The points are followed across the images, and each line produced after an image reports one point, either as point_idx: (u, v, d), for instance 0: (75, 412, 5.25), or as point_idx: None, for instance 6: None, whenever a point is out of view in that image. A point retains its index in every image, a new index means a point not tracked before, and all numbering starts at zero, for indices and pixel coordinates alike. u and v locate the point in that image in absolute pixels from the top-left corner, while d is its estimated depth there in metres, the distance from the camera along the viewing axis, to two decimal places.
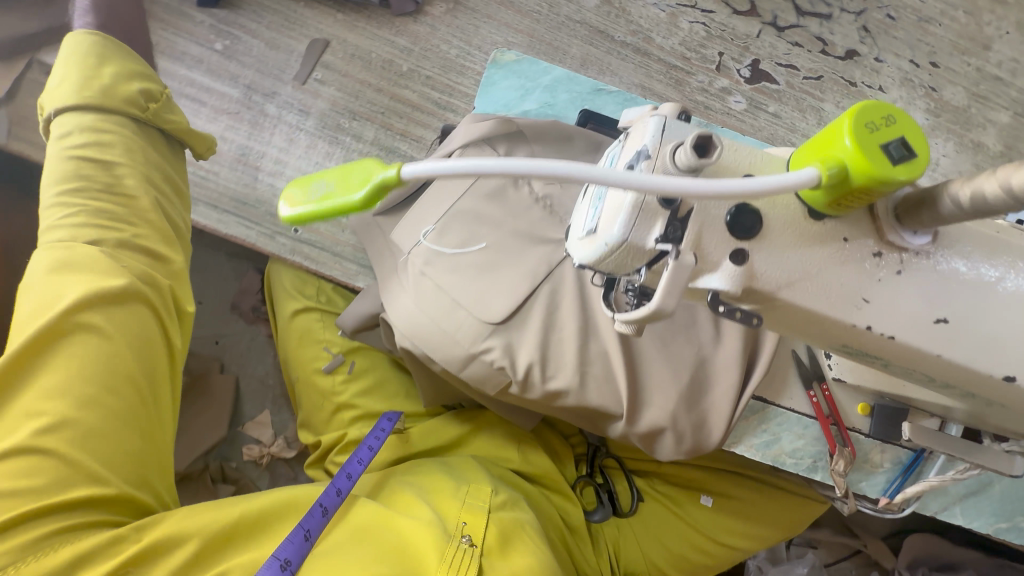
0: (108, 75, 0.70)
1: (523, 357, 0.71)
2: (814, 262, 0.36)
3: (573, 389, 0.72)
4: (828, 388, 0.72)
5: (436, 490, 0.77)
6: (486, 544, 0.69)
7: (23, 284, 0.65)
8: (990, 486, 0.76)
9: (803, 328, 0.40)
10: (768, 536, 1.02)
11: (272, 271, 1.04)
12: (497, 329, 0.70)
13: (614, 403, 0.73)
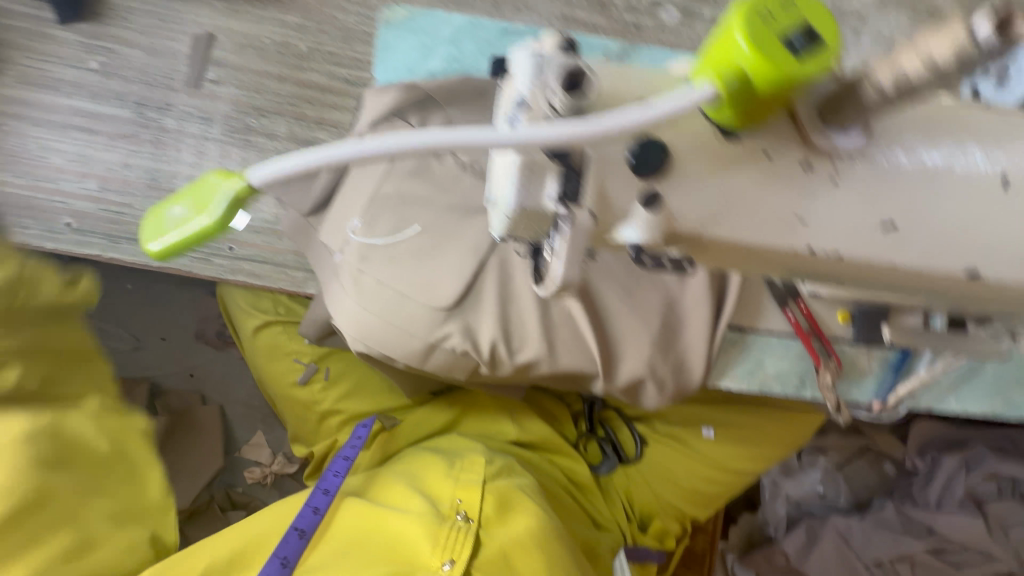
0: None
1: (484, 336, 0.68)
2: (735, 189, 0.32)
3: (543, 358, 0.69)
4: (804, 304, 0.69)
5: (426, 473, 0.78)
6: (485, 514, 0.71)
7: None
8: (981, 369, 0.74)
9: (742, 263, 0.36)
10: (774, 454, 1.02)
11: (224, 291, 0.99)
12: (451, 312, 0.66)
13: (588, 363, 0.70)
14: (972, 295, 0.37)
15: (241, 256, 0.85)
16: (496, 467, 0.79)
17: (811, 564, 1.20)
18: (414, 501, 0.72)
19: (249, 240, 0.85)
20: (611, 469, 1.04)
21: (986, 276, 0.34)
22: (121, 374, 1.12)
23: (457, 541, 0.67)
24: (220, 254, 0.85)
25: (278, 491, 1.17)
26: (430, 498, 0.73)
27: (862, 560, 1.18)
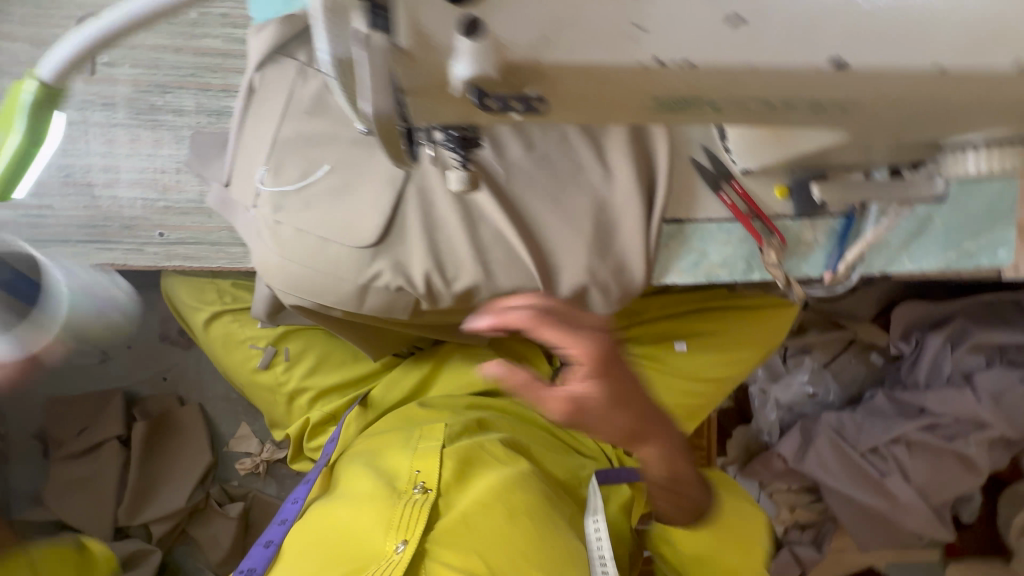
0: None
1: (416, 268, 0.66)
2: (561, 7, 0.31)
3: (481, 281, 0.67)
4: (738, 184, 0.68)
5: (385, 453, 0.82)
6: (443, 481, 0.76)
7: None
8: (930, 221, 0.73)
9: (600, 100, 0.35)
10: (752, 359, 1.00)
11: (165, 284, 0.94)
12: (377, 250, 0.64)
13: (528, 280, 0.68)
14: (851, 98, 0.36)
15: (173, 240, 0.83)
16: (454, 433, 0.84)
17: (810, 465, 1.21)
18: (373, 483, 0.76)
19: (178, 223, 0.83)
20: None
21: (850, 63, 0.33)
22: (94, 388, 1.12)
23: (415, 514, 0.71)
24: (150, 242, 0.83)
25: (273, 478, 1.18)
26: (389, 476, 0.77)
27: (856, 449, 1.20)
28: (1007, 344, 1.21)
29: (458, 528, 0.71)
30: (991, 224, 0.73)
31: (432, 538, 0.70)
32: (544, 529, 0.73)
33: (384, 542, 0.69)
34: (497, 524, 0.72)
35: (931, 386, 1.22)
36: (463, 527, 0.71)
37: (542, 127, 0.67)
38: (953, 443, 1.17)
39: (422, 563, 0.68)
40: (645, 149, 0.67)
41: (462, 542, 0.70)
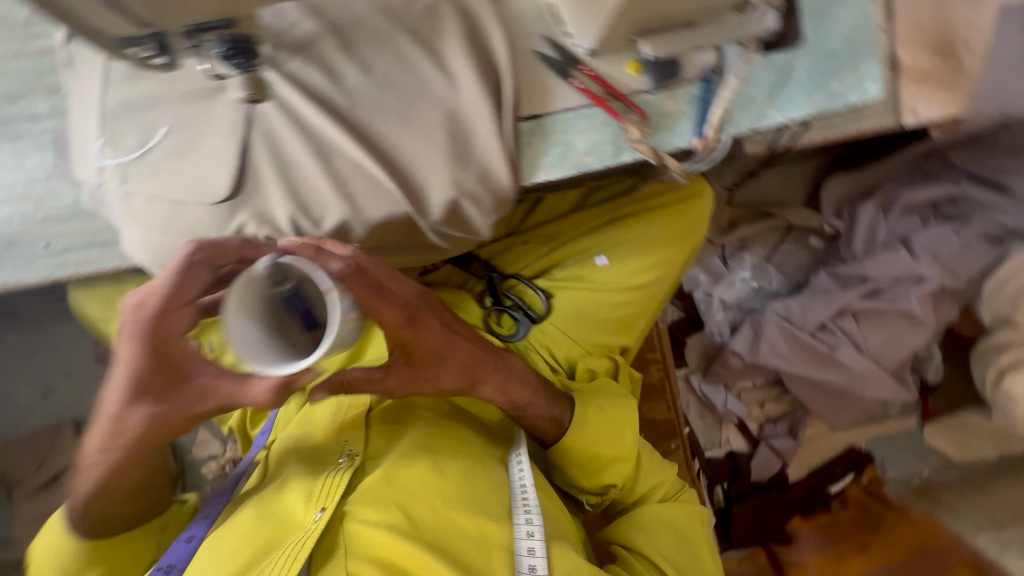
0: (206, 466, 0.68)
1: (281, 214, 0.65)
2: None
3: (350, 216, 0.67)
4: (588, 68, 0.68)
5: (311, 425, 0.80)
6: (369, 445, 0.75)
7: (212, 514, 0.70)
8: (790, 70, 0.72)
9: None
10: (673, 256, 1.02)
11: (76, 300, 0.92)
12: (235, 204, 0.64)
13: (396, 206, 0.68)
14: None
15: (60, 249, 0.82)
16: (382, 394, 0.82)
17: (762, 352, 1.23)
18: (293, 462, 0.74)
19: (62, 231, 0.82)
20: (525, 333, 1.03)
21: None
22: (42, 424, 1.11)
23: (335, 480, 0.69)
24: (38, 255, 0.82)
25: None
26: (311, 448, 0.75)
27: (805, 329, 1.21)
28: (939, 199, 1.25)
29: (380, 487, 0.70)
30: (855, 60, 0.73)
31: (351, 503, 0.68)
32: (472, 476, 0.74)
33: (303, 514, 0.68)
34: (422, 477, 0.71)
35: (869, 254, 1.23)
36: (384, 483, 0.70)
37: (376, 46, 0.65)
38: (896, 303, 1.18)
39: (343, 526, 0.67)
40: (484, 50, 0.66)
41: (383, 499, 0.69)
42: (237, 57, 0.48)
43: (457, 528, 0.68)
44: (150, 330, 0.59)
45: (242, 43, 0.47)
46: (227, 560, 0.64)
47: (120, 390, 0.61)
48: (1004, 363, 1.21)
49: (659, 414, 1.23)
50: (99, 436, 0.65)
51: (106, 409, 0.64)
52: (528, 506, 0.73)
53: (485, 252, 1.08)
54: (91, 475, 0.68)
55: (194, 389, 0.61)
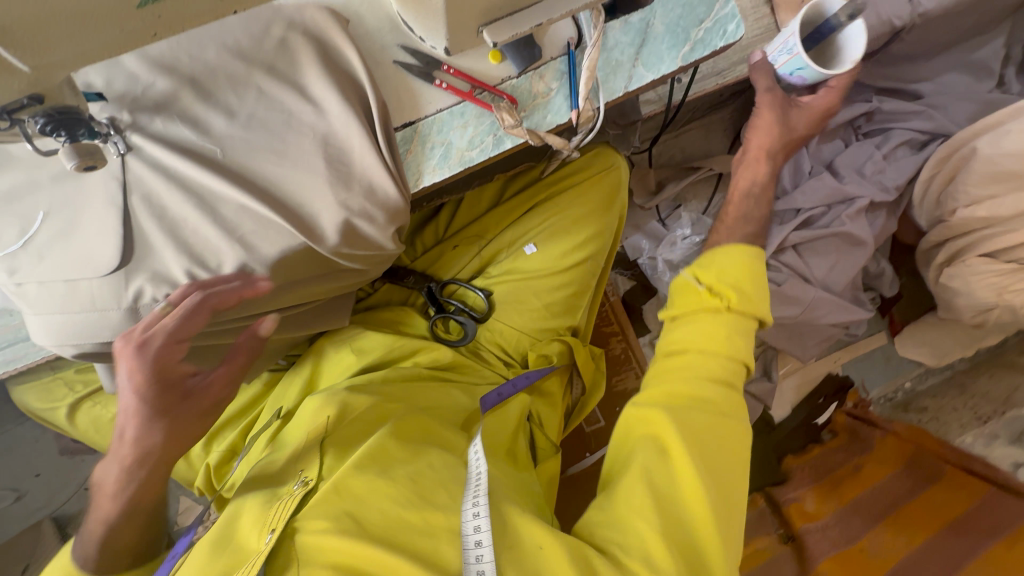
0: (263, 509, 0.68)
1: (176, 272, 0.66)
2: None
3: (247, 259, 0.68)
4: (450, 66, 0.69)
5: (272, 461, 0.79)
6: (323, 468, 0.74)
7: (223, 537, 0.66)
8: (651, 28, 0.74)
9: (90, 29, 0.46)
10: (600, 231, 1.03)
11: (20, 398, 0.93)
12: (128, 271, 0.64)
13: (290, 239, 0.68)
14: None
15: None
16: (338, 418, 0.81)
17: None
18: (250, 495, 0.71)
19: None
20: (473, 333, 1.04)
21: None
22: (20, 527, 1.10)
23: (288, 504, 0.67)
24: None
25: None
26: (271, 483, 0.74)
27: None
28: (856, 119, 1.27)
29: (330, 495, 0.67)
30: (711, 4, 0.74)
31: (301, 520, 0.65)
32: (425, 474, 0.70)
33: (253, 543, 0.64)
34: (372, 482, 0.68)
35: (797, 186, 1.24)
36: (334, 494, 0.67)
37: (235, 89, 0.66)
38: (831, 227, 1.20)
39: (293, 544, 0.63)
40: (343, 70, 0.67)
41: (333, 509, 0.65)
42: (60, 129, 0.52)
43: (410, 524, 0.65)
44: (148, 361, 0.61)
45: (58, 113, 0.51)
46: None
47: (132, 427, 0.62)
48: (942, 260, 1.24)
49: (629, 384, 1.24)
50: (124, 464, 0.64)
51: (117, 446, 0.65)
52: (478, 490, 0.67)
53: (420, 265, 1.10)
54: (111, 498, 0.66)
55: (204, 400, 0.64)
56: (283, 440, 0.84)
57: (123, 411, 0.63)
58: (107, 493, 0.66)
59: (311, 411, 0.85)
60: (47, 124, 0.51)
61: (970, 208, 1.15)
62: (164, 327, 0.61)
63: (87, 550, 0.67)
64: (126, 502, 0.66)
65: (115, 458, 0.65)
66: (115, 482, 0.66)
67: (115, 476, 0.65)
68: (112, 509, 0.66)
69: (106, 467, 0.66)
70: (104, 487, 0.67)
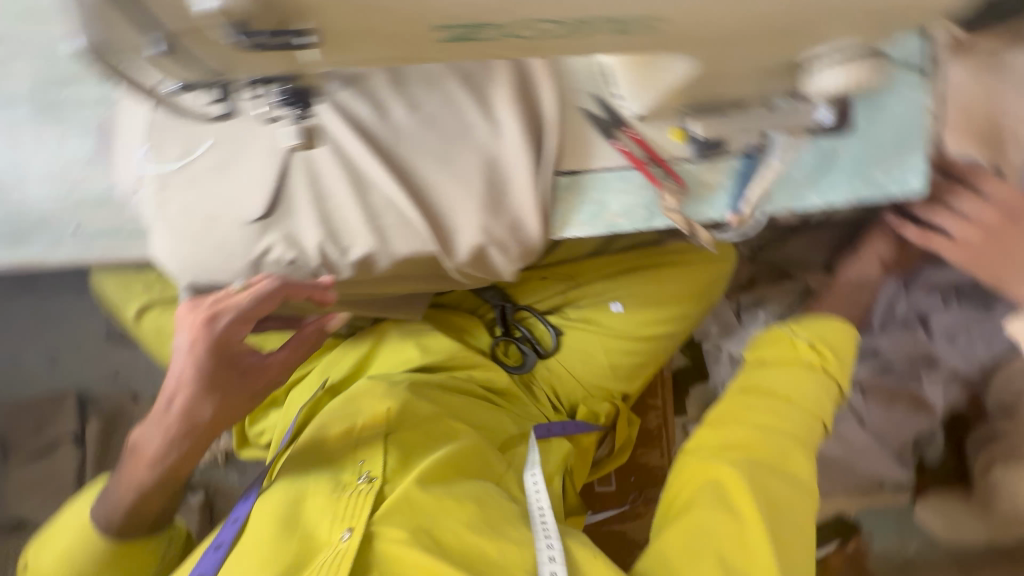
0: (329, 494, 0.73)
1: (308, 241, 0.66)
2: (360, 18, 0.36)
3: (377, 248, 0.67)
4: (634, 130, 0.68)
5: (328, 438, 0.80)
6: (388, 468, 0.76)
7: (288, 514, 0.70)
8: (835, 156, 0.72)
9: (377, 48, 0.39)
10: (688, 313, 1.01)
11: (98, 282, 0.94)
12: (268, 228, 0.65)
13: (423, 243, 0.68)
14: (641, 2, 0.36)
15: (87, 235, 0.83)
16: (399, 415, 0.83)
17: None
18: (316, 479, 0.74)
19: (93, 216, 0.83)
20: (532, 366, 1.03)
21: None
22: (45, 391, 1.12)
23: (357, 500, 0.71)
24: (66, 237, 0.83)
25: (234, 467, 1.21)
26: (333, 469, 0.76)
27: None
28: (964, 283, 1.18)
29: (401, 504, 0.71)
30: (904, 148, 0.72)
31: (377, 524, 0.68)
32: (489, 505, 0.74)
33: (326, 536, 0.68)
34: (445, 503, 0.71)
35: (884, 328, 1.23)
36: (407, 508, 0.70)
37: (424, 86, 0.65)
38: (908, 384, 1.20)
39: (368, 548, 0.67)
40: (531, 98, 0.66)
41: (407, 520, 0.69)
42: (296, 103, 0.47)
43: (482, 552, 0.68)
44: (213, 335, 0.68)
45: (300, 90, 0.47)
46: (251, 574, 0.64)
47: (182, 398, 0.68)
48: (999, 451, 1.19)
49: (652, 460, 1.23)
50: (166, 435, 0.69)
51: (159, 411, 0.69)
52: (550, 535, 0.71)
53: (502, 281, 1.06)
54: (144, 468, 0.69)
55: (259, 377, 0.72)
56: (333, 416, 0.84)
57: (173, 383, 0.69)
58: (141, 457, 0.70)
59: (369, 396, 0.86)
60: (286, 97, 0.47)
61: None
62: (236, 304, 0.67)
63: (111, 517, 0.70)
64: (154, 474, 0.69)
65: (154, 426, 0.70)
66: (152, 453, 0.69)
67: (152, 445, 0.69)
68: (139, 479, 0.69)
69: (148, 434, 0.70)
70: (136, 452, 0.70)
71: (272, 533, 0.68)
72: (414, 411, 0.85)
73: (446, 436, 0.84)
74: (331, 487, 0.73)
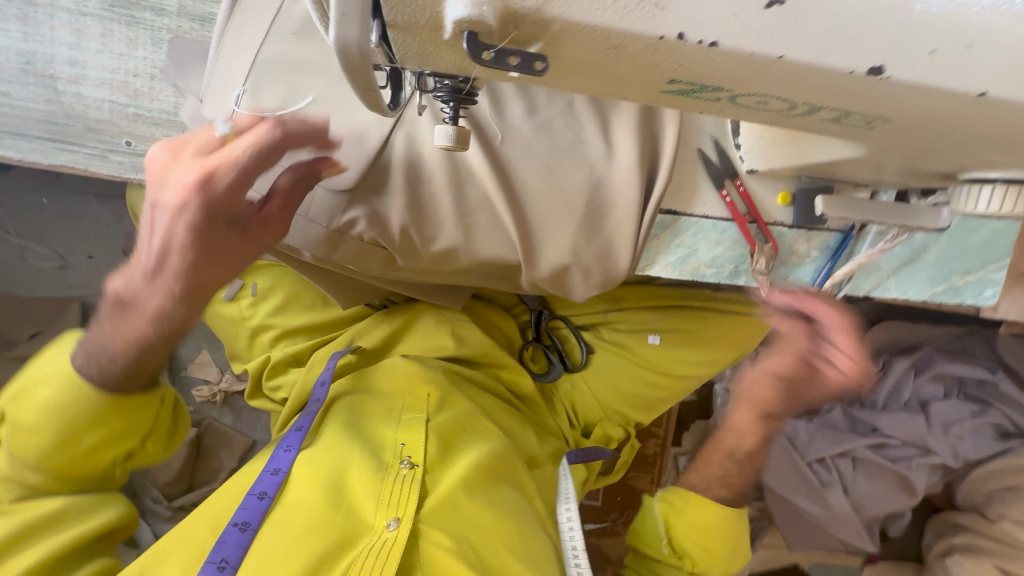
0: (374, 474, 0.73)
1: (393, 222, 0.62)
2: (600, 53, 0.29)
3: (460, 246, 0.65)
4: (742, 183, 0.66)
5: (367, 417, 0.81)
6: (428, 458, 0.77)
7: (333, 487, 0.71)
8: (924, 253, 0.71)
9: (591, 84, 0.33)
10: (722, 360, 1.00)
11: (134, 200, 0.89)
12: (362, 204, 0.61)
13: (508, 251, 0.66)
14: (883, 106, 0.32)
15: (140, 152, 0.77)
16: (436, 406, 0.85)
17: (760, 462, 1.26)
18: (359, 454, 0.74)
19: (148, 134, 0.77)
20: (557, 377, 1.04)
21: (892, 74, 0.29)
22: (48, 294, 1.07)
23: (402, 489, 0.72)
24: (116, 149, 0.77)
25: (230, 408, 1.19)
26: (374, 447, 0.77)
27: (805, 457, 1.24)
28: (969, 379, 1.25)
29: (444, 504, 0.73)
30: (989, 262, 0.72)
31: (423, 519, 0.71)
32: (520, 522, 0.76)
33: (370, 519, 0.70)
34: (484, 512, 0.74)
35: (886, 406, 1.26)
36: (449, 508, 0.73)
37: (548, 92, 0.63)
38: (896, 463, 1.21)
39: (411, 542, 0.68)
40: (652, 130, 0.64)
41: (448, 522, 0.72)
42: (453, 101, 0.41)
43: (515, 568, 0.71)
44: (211, 199, 0.55)
45: (464, 88, 0.40)
46: (300, 542, 0.65)
47: (165, 244, 0.57)
48: (957, 543, 1.25)
49: (640, 484, 1.26)
50: (163, 290, 0.59)
51: (142, 261, 0.59)
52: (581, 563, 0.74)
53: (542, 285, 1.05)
54: (143, 323, 0.60)
55: (259, 229, 0.59)
56: (371, 395, 0.85)
57: (152, 225, 0.58)
58: (136, 314, 0.61)
59: (410, 378, 0.87)
60: (442, 92, 0.40)
61: (1014, 523, 1.17)
62: (233, 155, 0.54)
63: (110, 373, 0.63)
64: (154, 331, 0.61)
65: (143, 279, 0.59)
66: (151, 310, 0.60)
67: (147, 300, 0.60)
68: (134, 336, 0.61)
69: (138, 288, 0.60)
70: (127, 308, 0.61)
71: (318, 504, 0.68)
72: (453, 405, 0.86)
73: (480, 433, 0.85)
74: (376, 468, 0.74)
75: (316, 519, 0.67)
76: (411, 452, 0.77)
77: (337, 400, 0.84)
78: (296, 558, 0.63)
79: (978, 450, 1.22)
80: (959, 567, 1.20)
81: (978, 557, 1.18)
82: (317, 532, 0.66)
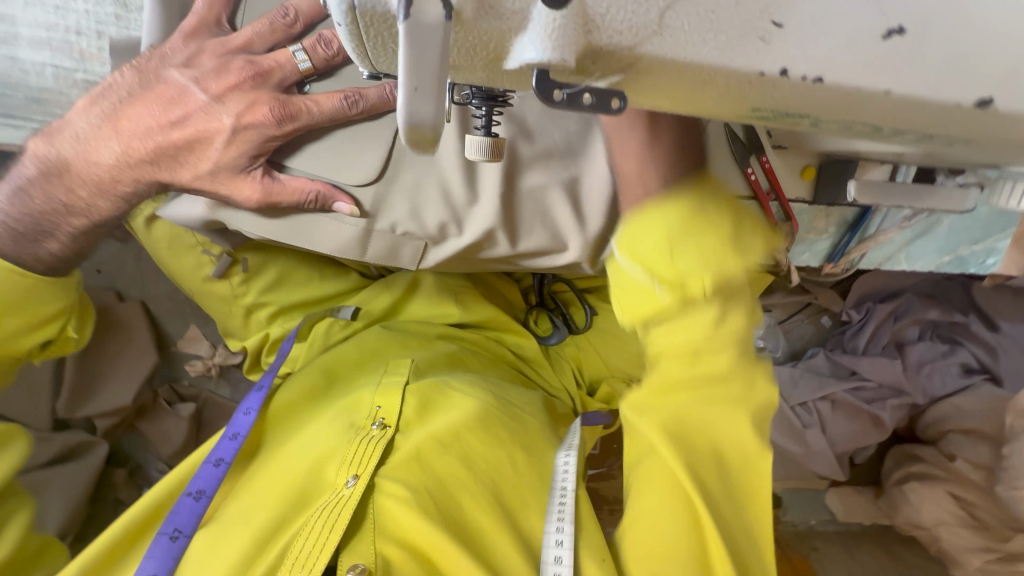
0: (334, 438, 0.59)
1: (430, 216, 0.57)
2: (694, 80, 0.24)
3: (475, 245, 0.58)
4: (767, 159, 0.59)
5: (345, 389, 0.71)
6: (404, 417, 0.63)
7: (290, 454, 0.59)
8: (936, 225, 0.69)
9: (674, 100, 0.27)
10: None
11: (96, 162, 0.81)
12: (373, 184, 0.55)
13: (541, 241, 0.59)
14: (958, 131, 0.29)
15: None
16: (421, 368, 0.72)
17: None
18: (329, 417, 0.63)
19: None
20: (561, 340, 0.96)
21: (1001, 106, 0.25)
22: None
23: (366, 446, 0.57)
24: None
25: (227, 381, 1.15)
26: (348, 409, 0.64)
27: (788, 401, 1.16)
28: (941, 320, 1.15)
29: (409, 461, 0.57)
30: (994, 232, 0.69)
31: (386, 474, 0.55)
32: (504, 476, 0.58)
33: (332, 478, 0.56)
34: (456, 466, 0.57)
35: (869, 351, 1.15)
36: (414, 462, 0.56)
37: None
38: (870, 405, 1.13)
39: (375, 502, 0.53)
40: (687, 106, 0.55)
41: (410, 475, 0.55)
42: (486, 107, 0.34)
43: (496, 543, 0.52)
44: (280, 137, 0.54)
45: (500, 94, 0.33)
46: (258, 513, 0.53)
47: (183, 136, 0.56)
48: (913, 470, 1.13)
49: None
50: (115, 148, 0.56)
51: (122, 122, 0.56)
52: (564, 506, 0.54)
53: None
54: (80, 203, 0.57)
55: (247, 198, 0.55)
56: (351, 368, 0.75)
57: (176, 94, 0.55)
58: (75, 178, 0.56)
59: (395, 350, 0.77)
60: (476, 98, 0.33)
61: (967, 462, 1.07)
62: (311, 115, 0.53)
63: (40, 242, 0.57)
64: (92, 200, 0.57)
65: (105, 130, 0.56)
66: (94, 175, 0.56)
67: (93, 157, 0.56)
68: (71, 201, 0.57)
69: (95, 140, 0.56)
70: (65, 167, 0.56)
71: (277, 473, 0.57)
72: (437, 369, 0.74)
73: (466, 384, 0.69)
74: (337, 429, 0.61)
75: (270, 486, 0.55)
76: (381, 409, 0.63)
77: (316, 374, 0.73)
78: (250, 525, 0.52)
79: (941, 386, 1.13)
80: (914, 493, 1.09)
81: (930, 483, 1.09)
82: (270, 506, 0.53)
